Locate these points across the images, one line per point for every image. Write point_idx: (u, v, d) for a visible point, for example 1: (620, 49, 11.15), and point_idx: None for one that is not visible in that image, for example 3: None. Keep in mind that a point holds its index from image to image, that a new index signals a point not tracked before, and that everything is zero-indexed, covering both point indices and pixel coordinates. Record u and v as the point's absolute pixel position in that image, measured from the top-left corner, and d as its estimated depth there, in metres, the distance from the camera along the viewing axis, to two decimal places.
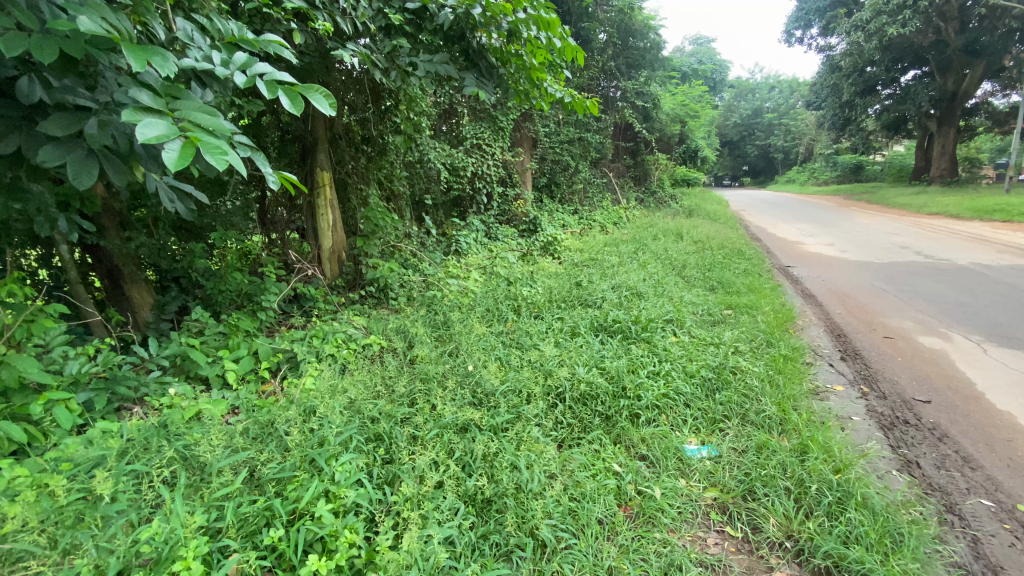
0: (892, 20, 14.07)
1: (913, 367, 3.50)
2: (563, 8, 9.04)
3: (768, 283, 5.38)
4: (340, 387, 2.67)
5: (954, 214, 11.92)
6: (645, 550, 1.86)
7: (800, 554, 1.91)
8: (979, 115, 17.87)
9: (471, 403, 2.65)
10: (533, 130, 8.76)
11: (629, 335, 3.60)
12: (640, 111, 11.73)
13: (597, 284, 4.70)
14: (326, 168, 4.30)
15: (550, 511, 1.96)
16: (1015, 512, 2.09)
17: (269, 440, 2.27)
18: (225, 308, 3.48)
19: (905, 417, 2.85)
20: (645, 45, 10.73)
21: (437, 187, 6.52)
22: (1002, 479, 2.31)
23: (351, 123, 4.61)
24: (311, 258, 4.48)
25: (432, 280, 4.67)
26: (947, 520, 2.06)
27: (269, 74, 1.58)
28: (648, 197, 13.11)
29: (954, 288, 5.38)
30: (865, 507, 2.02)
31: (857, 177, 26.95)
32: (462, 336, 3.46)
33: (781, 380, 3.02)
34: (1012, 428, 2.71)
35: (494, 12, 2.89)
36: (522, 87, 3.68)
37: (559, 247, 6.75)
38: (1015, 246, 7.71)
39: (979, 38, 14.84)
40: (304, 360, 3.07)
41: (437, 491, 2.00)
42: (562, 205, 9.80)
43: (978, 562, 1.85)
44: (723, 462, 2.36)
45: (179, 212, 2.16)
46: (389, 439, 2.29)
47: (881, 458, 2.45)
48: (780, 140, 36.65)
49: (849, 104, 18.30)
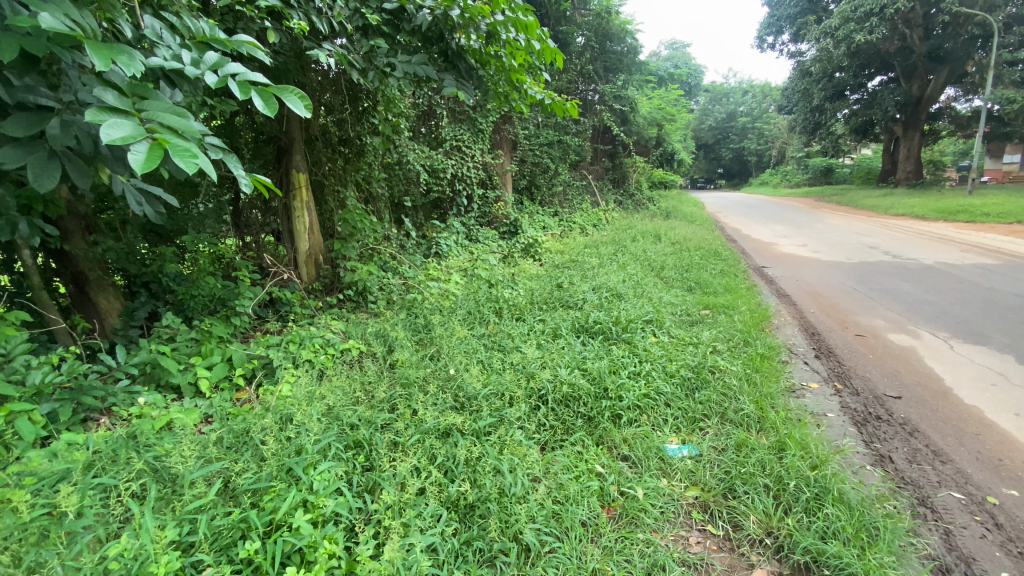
0: (859, 27, 14.55)
1: (883, 363, 3.60)
2: (542, 11, 9.06)
3: (744, 283, 5.49)
4: (319, 393, 2.61)
5: (919, 216, 12.37)
6: (629, 550, 1.86)
7: (780, 550, 1.94)
8: (942, 120, 18.58)
9: (453, 407, 2.62)
10: (513, 132, 8.75)
11: (609, 335, 3.62)
12: (618, 114, 11.85)
13: (578, 286, 4.72)
14: (301, 170, 4.23)
15: (534, 515, 1.94)
16: (985, 504, 2.17)
17: (244, 450, 2.21)
18: (197, 313, 3.40)
19: (877, 413, 2.93)
20: (622, 49, 10.87)
21: (416, 190, 6.47)
22: (972, 472, 2.39)
23: (327, 124, 4.54)
24: (287, 261, 4.40)
25: (412, 283, 4.62)
26: (921, 513, 2.12)
27: (242, 75, 1.55)
28: (626, 199, 13.26)
29: (921, 286, 5.57)
30: (841, 502, 2.07)
31: (827, 181, 27.96)
32: (443, 339, 3.42)
33: (758, 378, 3.07)
34: (978, 422, 2.82)
35: (473, 14, 2.89)
36: (502, 89, 3.70)
37: (540, 249, 6.77)
38: (978, 245, 8.05)
39: (942, 45, 15.43)
40: (280, 366, 2.99)
41: (419, 498, 1.96)
42: (542, 207, 9.84)
43: (952, 554, 1.91)
44: (704, 461, 2.38)
45: (148, 215, 2.10)
46: (369, 446, 2.25)
47: (856, 454, 2.52)
48: (753, 143, 37.57)
49: (819, 109, 18.84)
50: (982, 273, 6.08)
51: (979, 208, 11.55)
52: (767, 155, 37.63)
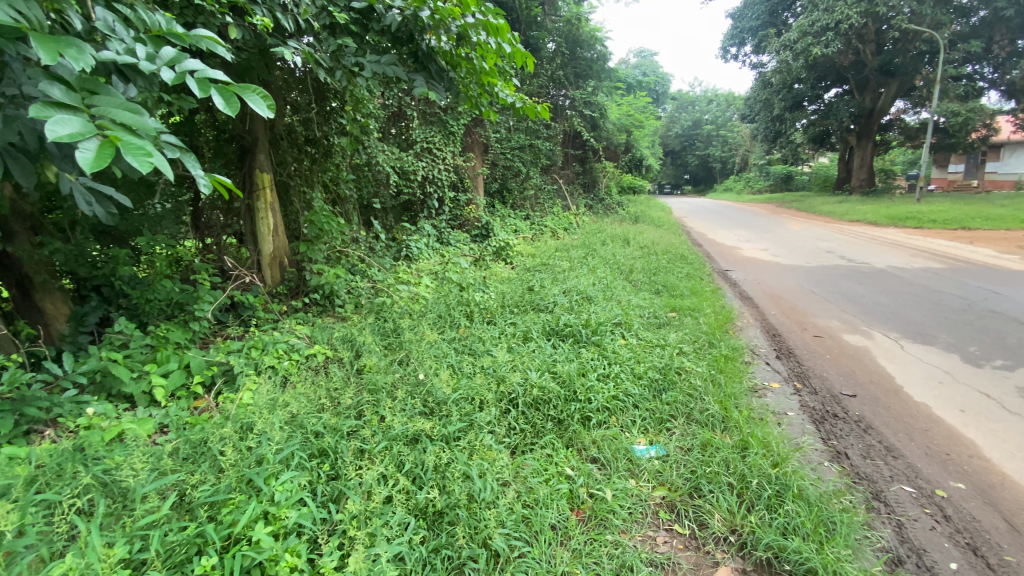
0: (816, 40, 15.21)
1: (839, 363, 3.76)
2: (513, 16, 9.06)
3: (709, 286, 5.64)
4: (281, 401, 2.53)
5: (872, 222, 12.96)
6: (597, 553, 1.86)
7: (743, 547, 1.98)
8: (893, 131, 19.58)
9: (422, 412, 2.57)
10: (484, 135, 8.70)
11: (580, 338, 3.65)
12: (588, 120, 11.99)
13: (549, 289, 4.73)
14: (266, 170, 4.11)
15: (503, 520, 1.92)
16: (933, 497, 2.28)
17: (201, 461, 2.12)
18: (153, 318, 3.25)
19: (834, 411, 3.05)
20: (592, 55, 10.99)
21: (386, 192, 6.38)
22: (921, 466, 2.51)
23: (293, 123, 4.43)
24: (250, 264, 4.26)
25: (381, 286, 4.53)
26: (875, 507, 2.22)
27: (202, 73, 1.53)
28: (596, 204, 13.44)
29: (875, 289, 5.83)
30: (801, 498, 2.13)
31: (788, 188, 29.10)
32: (413, 344, 3.36)
33: (722, 379, 3.14)
34: (926, 418, 2.97)
35: (442, 16, 2.88)
36: (473, 92, 3.70)
37: (511, 253, 6.77)
38: (927, 250, 8.50)
39: (893, 60, 16.24)
40: (241, 373, 2.88)
41: (386, 506, 1.92)
42: (513, 211, 9.86)
43: (904, 545, 2.00)
44: (671, 460, 2.42)
45: (99, 216, 2.02)
46: (334, 454, 2.19)
47: (814, 451, 2.61)
48: (717, 150, 38.76)
49: (779, 118, 19.60)
50: (930, 276, 6.42)
51: (926, 214, 12.21)
52: (731, 162, 38.78)
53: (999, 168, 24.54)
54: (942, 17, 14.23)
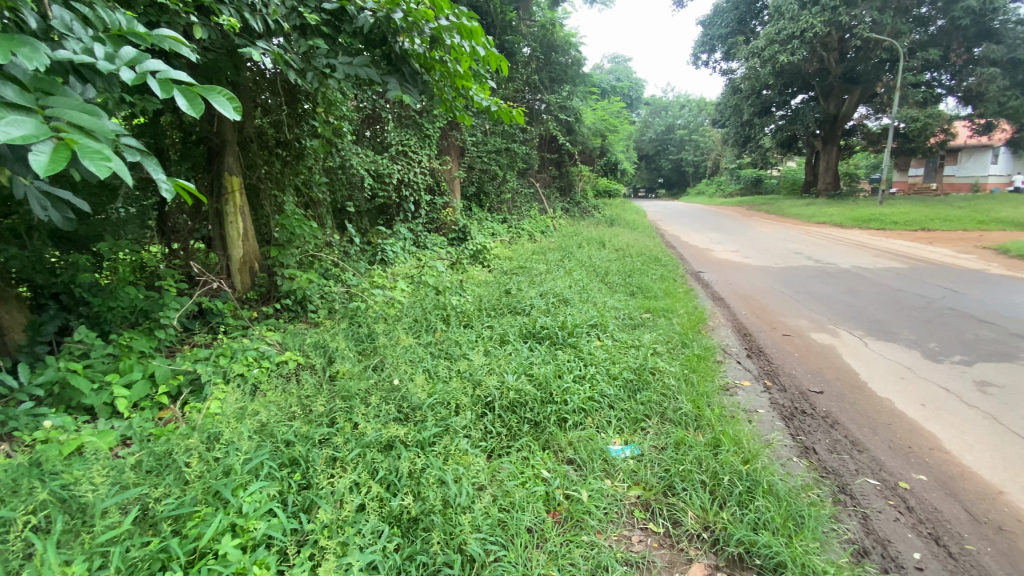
0: (783, 48, 15.69)
1: (807, 361, 3.87)
2: (487, 20, 9.08)
3: (682, 287, 5.75)
4: (250, 409, 2.46)
5: (838, 224, 13.41)
6: (573, 554, 1.86)
7: (715, 543, 2.01)
8: (857, 136, 20.32)
9: (396, 418, 2.54)
10: (460, 139, 8.68)
11: (556, 340, 3.66)
12: (563, 124, 12.09)
13: (525, 292, 4.75)
14: (235, 173, 4.01)
15: (478, 525, 1.91)
16: (896, 489, 2.36)
17: (166, 473, 2.04)
18: (115, 326, 3.14)
19: (803, 407, 3.14)
20: (567, 60, 11.11)
21: (360, 195, 6.30)
22: (885, 459, 2.60)
23: (264, 125, 4.34)
24: (219, 269, 4.15)
25: (355, 290, 4.46)
26: (841, 500, 2.28)
27: (164, 73, 1.51)
28: (573, 207, 13.56)
29: (841, 288, 6.03)
30: (771, 493, 2.18)
31: (757, 192, 29.92)
32: (388, 349, 3.32)
33: (695, 378, 3.20)
34: (889, 413, 3.08)
35: (415, 18, 2.87)
36: (448, 95, 3.70)
37: (488, 256, 6.76)
38: (890, 251, 8.82)
39: (856, 68, 16.87)
40: (208, 382, 2.80)
41: (359, 514, 1.89)
42: (490, 214, 9.86)
43: (870, 537, 2.06)
44: (646, 460, 2.45)
45: (54, 221, 1.94)
46: (306, 463, 2.14)
47: (784, 446, 2.67)
48: (690, 154, 39.59)
49: (749, 123, 20.13)
50: (892, 276, 6.67)
51: (888, 216, 12.69)
52: (704, 166, 39.63)
53: (955, 171, 25.68)
54: (901, 26, 14.83)
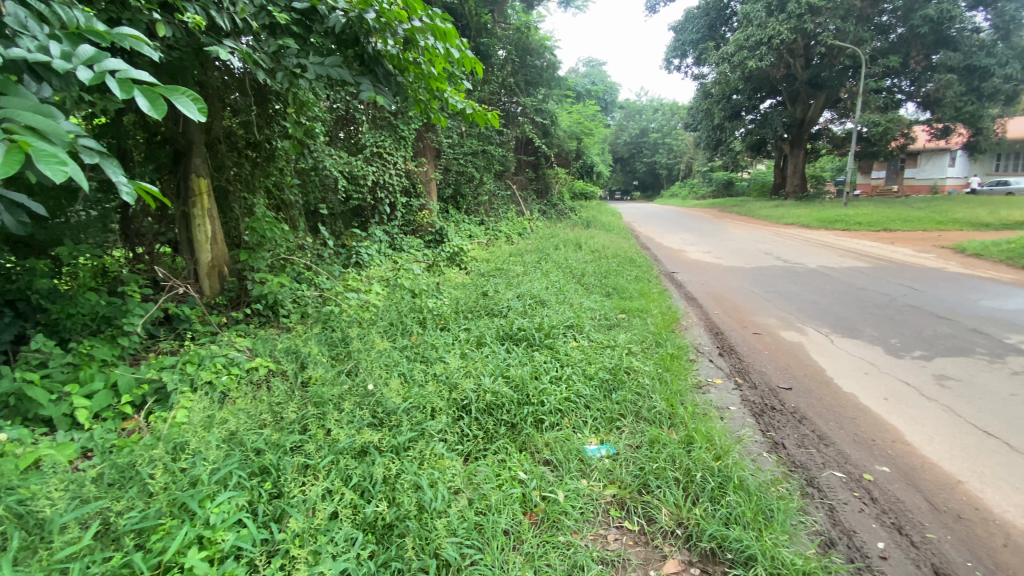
0: (751, 54, 16.13)
1: (776, 358, 3.98)
2: (462, 22, 9.07)
3: (656, 287, 5.84)
4: (219, 418, 2.39)
5: (806, 225, 13.82)
6: (549, 555, 1.87)
7: (689, 539, 2.04)
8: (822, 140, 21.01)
9: (371, 424, 2.50)
10: (436, 140, 8.63)
11: (533, 342, 3.68)
12: (539, 127, 12.16)
13: (503, 294, 4.75)
14: (202, 174, 3.90)
15: (454, 529, 1.90)
16: (861, 481, 2.45)
17: (129, 486, 1.97)
18: (75, 334, 2.99)
19: (772, 403, 3.22)
20: (542, 64, 11.19)
21: (334, 197, 6.21)
22: (850, 452, 2.69)
23: (233, 126, 4.24)
24: (187, 274, 4.03)
25: (329, 294, 4.39)
26: (809, 493, 2.35)
27: (124, 74, 1.50)
28: (549, 209, 13.64)
29: (808, 287, 6.22)
30: (741, 488, 2.22)
31: (729, 194, 30.66)
32: (362, 353, 3.27)
33: (668, 377, 3.26)
34: (854, 407, 3.18)
35: (389, 18, 2.85)
36: (422, 97, 3.68)
37: (465, 258, 6.73)
38: (856, 250, 9.13)
39: (820, 74, 17.46)
40: (174, 391, 2.71)
41: (332, 522, 1.86)
42: (467, 216, 9.84)
43: (836, 528, 2.13)
44: (621, 458, 2.47)
45: (7, 223, 1.86)
46: (276, 471, 2.09)
47: (754, 442, 2.74)
48: (664, 157, 40.31)
49: (719, 128, 20.62)
50: (857, 275, 6.91)
51: (853, 218, 13.14)
52: (678, 169, 40.37)
53: (916, 174, 26.73)
54: (863, 34, 15.39)
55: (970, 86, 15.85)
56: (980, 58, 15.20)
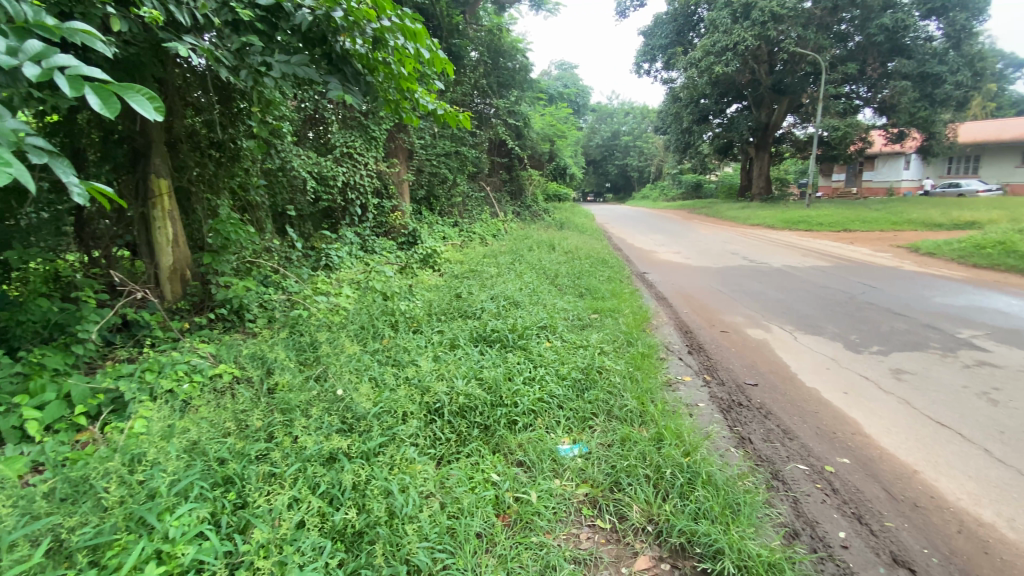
0: (718, 60, 16.56)
1: (742, 355, 4.09)
2: (434, 23, 9.02)
3: (628, 288, 5.92)
4: (180, 427, 2.31)
5: (771, 225, 14.27)
6: (522, 557, 1.87)
7: (660, 535, 2.07)
8: (786, 144, 21.73)
9: (340, 429, 2.45)
10: (408, 141, 8.55)
11: (506, 343, 3.68)
12: (512, 128, 12.19)
13: (476, 295, 4.74)
14: (163, 175, 3.76)
15: (425, 533, 1.88)
16: (823, 472, 2.53)
17: (83, 501, 1.88)
18: (25, 343, 2.85)
19: (739, 399, 3.31)
20: (514, 66, 11.21)
21: (303, 198, 6.08)
22: (812, 445, 2.78)
23: (195, 125, 4.11)
24: (147, 278, 3.88)
25: (297, 297, 4.29)
26: (774, 485, 2.42)
27: (77, 71, 1.45)
28: (523, 211, 13.69)
29: (773, 286, 6.41)
30: (710, 483, 2.27)
31: (698, 196, 31.39)
32: (331, 357, 3.21)
33: (639, 375, 3.31)
34: (816, 401, 3.30)
35: (357, 17, 2.82)
36: (392, 97, 3.64)
37: (439, 260, 6.69)
38: (818, 250, 9.46)
39: (784, 80, 18.05)
40: (132, 400, 2.60)
41: (299, 531, 1.81)
42: (441, 218, 9.79)
43: (800, 519, 2.19)
44: (593, 457, 2.49)
45: None
46: (241, 481, 2.03)
47: (721, 438, 2.81)
48: (636, 159, 40.99)
49: (688, 131, 21.09)
50: (819, 273, 7.16)
51: (815, 219, 13.64)
52: (649, 172, 41.10)
53: (873, 177, 27.91)
54: (823, 42, 15.99)
55: (922, 93, 16.64)
56: (932, 66, 15.96)
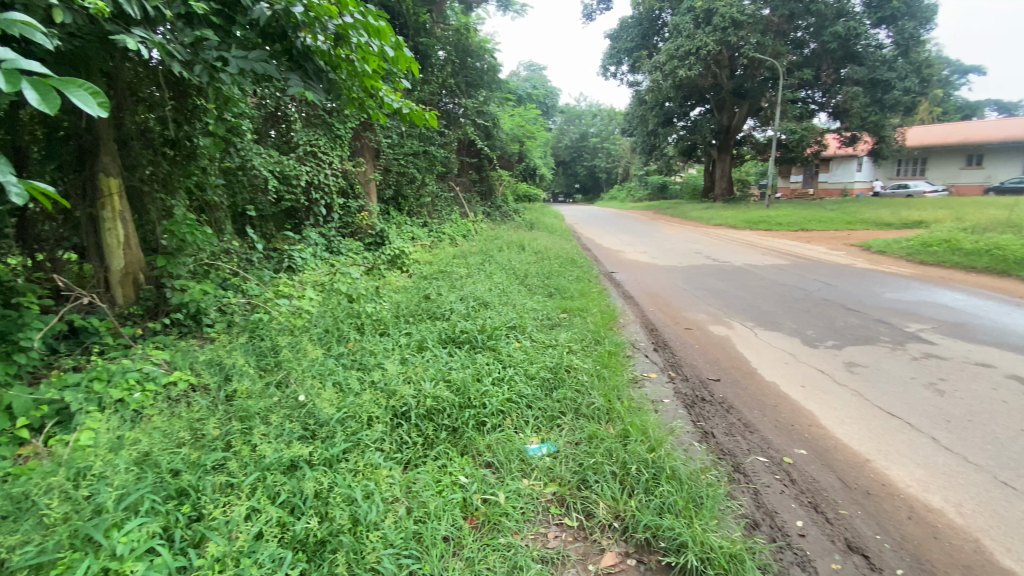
0: (681, 64, 16.97)
1: (706, 351, 4.19)
2: (400, 21, 8.92)
3: (596, 287, 5.99)
4: (131, 438, 2.21)
5: (734, 225, 14.71)
6: (490, 559, 1.86)
7: (625, 530, 2.10)
8: (747, 146, 22.46)
9: (302, 437, 2.39)
10: (374, 140, 8.41)
11: (475, 344, 3.66)
12: (481, 129, 12.16)
13: (445, 296, 4.70)
14: (113, 174, 3.59)
15: (390, 540, 1.84)
16: (782, 464, 2.62)
17: (24, 519, 1.78)
18: None
19: (702, 395, 3.39)
20: (482, 66, 11.17)
21: (264, 198, 5.91)
22: (771, 437, 2.88)
23: (148, 122, 3.93)
24: (96, 283, 3.70)
25: (258, 301, 4.16)
26: (735, 478, 2.49)
27: (17, 66, 1.36)
28: (493, 211, 13.69)
29: (735, 284, 6.61)
30: (674, 478, 2.32)
31: (664, 196, 32.09)
32: (293, 362, 3.13)
33: (606, 373, 3.35)
34: (775, 395, 3.41)
35: (318, 13, 2.77)
36: (357, 95, 3.57)
37: (407, 261, 6.61)
38: (778, 249, 9.81)
39: (744, 84, 18.64)
40: (79, 411, 2.46)
41: (256, 543, 1.76)
42: (410, 218, 9.69)
43: (760, 510, 2.27)
44: (560, 456, 2.51)
45: None
46: (196, 493, 1.95)
47: (685, 432, 2.87)
48: (604, 160, 41.58)
49: (654, 133, 21.53)
50: (779, 271, 7.42)
51: (775, 219, 14.15)
52: (617, 173, 41.77)
53: (829, 178, 29.15)
54: (780, 49, 16.60)
55: (873, 98, 17.47)
56: (882, 73, 16.77)
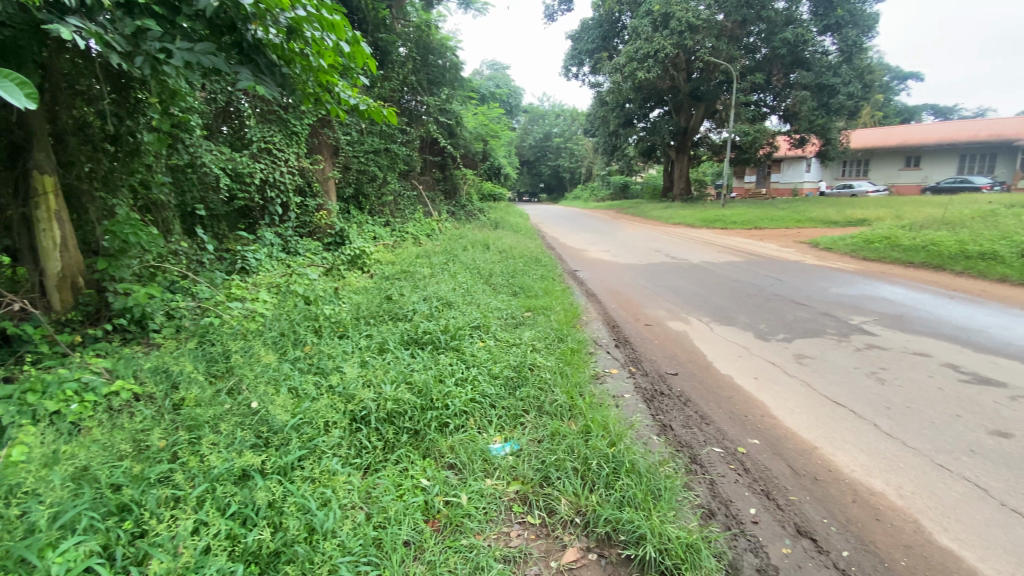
0: (641, 66, 17.35)
1: (664, 347, 4.31)
2: (359, 16, 8.74)
3: (559, 286, 6.05)
4: (66, 452, 2.08)
5: (692, 224, 15.15)
6: (451, 561, 1.85)
7: (587, 526, 2.14)
8: (703, 147, 23.18)
9: (254, 445, 2.30)
10: (333, 137, 8.20)
11: (438, 344, 3.63)
12: (445, 127, 12.06)
13: (407, 297, 4.63)
14: (48, 171, 3.36)
15: (348, 548, 1.80)
16: (736, 454, 2.72)
17: None
18: None
19: (661, 389, 3.48)
20: (443, 63, 10.96)
21: (215, 196, 5.68)
22: (726, 428, 2.98)
23: (86, 115, 3.70)
24: (30, 287, 3.45)
25: (209, 305, 3.99)
26: (692, 469, 2.57)
27: None
28: (458, 210, 13.61)
29: (693, 280, 6.82)
30: (633, 471, 2.37)
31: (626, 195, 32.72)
32: (246, 368, 3.01)
33: (569, 370, 3.39)
34: (730, 387, 3.53)
35: (268, 6, 2.66)
36: (311, 90, 3.46)
37: (369, 261, 6.48)
38: (733, 247, 10.17)
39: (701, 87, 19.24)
40: (8, 425, 2.29)
41: (204, 557, 1.69)
42: (371, 217, 9.51)
43: (716, 499, 2.35)
44: (523, 455, 2.52)
45: None
46: (139, 507, 1.86)
47: (645, 426, 2.94)
48: (568, 160, 42.02)
49: (615, 134, 21.91)
50: (734, 268, 7.69)
51: (730, 217, 14.66)
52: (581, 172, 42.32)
53: (782, 178, 30.44)
54: (733, 53, 17.21)
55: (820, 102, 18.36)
56: (828, 78, 17.63)
